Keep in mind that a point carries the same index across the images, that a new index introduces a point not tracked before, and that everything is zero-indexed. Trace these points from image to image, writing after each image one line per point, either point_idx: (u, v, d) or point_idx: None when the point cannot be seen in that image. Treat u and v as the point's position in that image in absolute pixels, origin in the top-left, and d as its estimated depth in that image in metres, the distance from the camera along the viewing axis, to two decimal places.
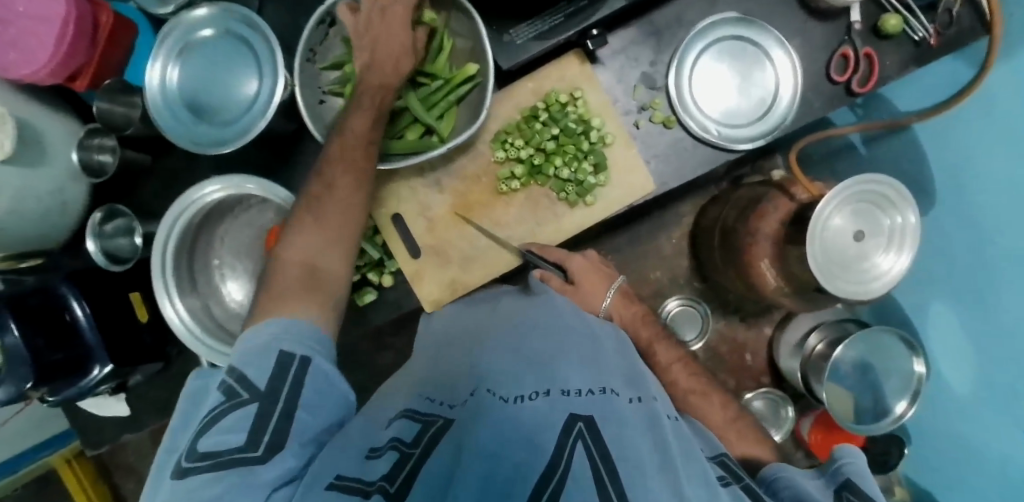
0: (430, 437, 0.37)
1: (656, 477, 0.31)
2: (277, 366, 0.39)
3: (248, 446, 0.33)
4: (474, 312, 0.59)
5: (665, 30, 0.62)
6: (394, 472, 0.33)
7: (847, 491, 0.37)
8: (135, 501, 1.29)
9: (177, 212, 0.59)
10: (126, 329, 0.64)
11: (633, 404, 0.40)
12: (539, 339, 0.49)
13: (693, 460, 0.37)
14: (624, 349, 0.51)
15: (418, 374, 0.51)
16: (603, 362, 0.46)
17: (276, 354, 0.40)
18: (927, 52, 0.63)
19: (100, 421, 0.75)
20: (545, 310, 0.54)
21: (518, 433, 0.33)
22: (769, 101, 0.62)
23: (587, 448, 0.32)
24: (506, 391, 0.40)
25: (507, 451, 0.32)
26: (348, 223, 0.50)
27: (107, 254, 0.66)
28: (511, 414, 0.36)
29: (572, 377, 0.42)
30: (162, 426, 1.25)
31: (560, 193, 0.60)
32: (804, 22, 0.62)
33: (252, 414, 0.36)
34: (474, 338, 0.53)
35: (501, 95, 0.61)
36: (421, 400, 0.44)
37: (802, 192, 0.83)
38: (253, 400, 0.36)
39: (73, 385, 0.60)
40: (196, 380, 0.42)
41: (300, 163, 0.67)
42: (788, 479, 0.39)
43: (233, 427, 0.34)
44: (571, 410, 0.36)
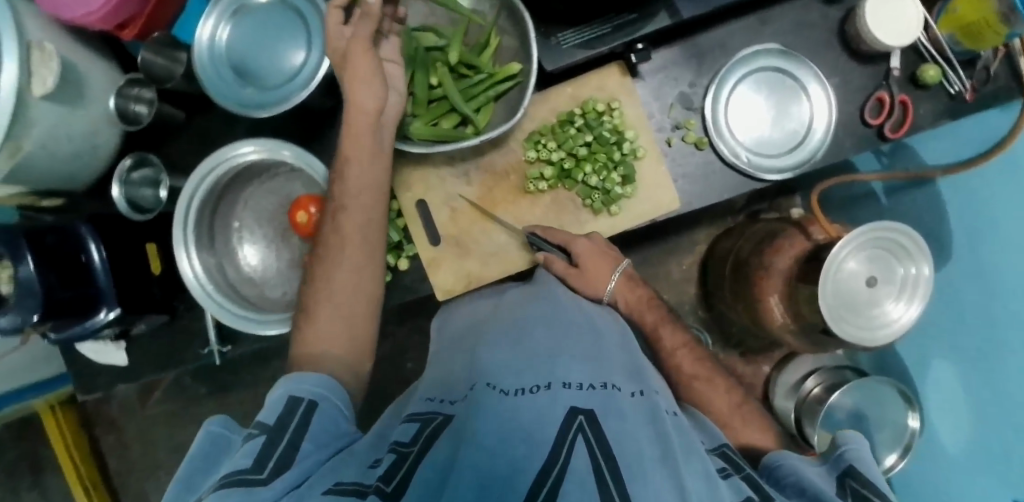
0: (430, 433, 0.38)
1: (653, 470, 0.33)
2: (285, 409, 0.41)
3: (253, 467, 0.34)
4: (484, 305, 0.59)
5: (707, 54, 0.63)
6: (392, 472, 0.33)
7: (849, 477, 0.40)
8: (112, 456, 1.27)
9: (204, 172, 0.59)
10: (139, 280, 0.64)
11: (634, 399, 0.41)
12: (542, 331, 0.49)
13: (694, 454, 0.38)
14: (628, 344, 0.52)
15: (430, 374, 0.52)
16: (605, 357, 0.46)
17: (286, 400, 0.42)
18: (960, 107, 0.65)
19: (96, 368, 0.75)
20: (547, 304, 0.55)
21: (519, 426, 0.34)
22: (802, 136, 0.63)
23: (587, 443, 0.32)
24: (506, 384, 0.40)
25: (511, 444, 0.32)
26: (360, 285, 0.54)
27: (130, 203, 0.66)
28: (511, 407, 0.37)
29: (571, 369, 0.42)
30: (151, 384, 1.24)
31: (586, 200, 0.61)
32: (844, 63, 0.64)
33: (260, 444, 0.37)
34: (476, 331, 0.53)
35: (539, 98, 0.61)
36: (421, 402, 0.46)
37: (819, 233, 0.83)
38: (262, 433, 0.38)
39: (78, 324, 0.60)
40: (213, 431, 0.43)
41: (333, 138, 0.67)
42: (791, 466, 0.44)
43: (244, 455, 0.35)
44: (571, 403, 0.37)
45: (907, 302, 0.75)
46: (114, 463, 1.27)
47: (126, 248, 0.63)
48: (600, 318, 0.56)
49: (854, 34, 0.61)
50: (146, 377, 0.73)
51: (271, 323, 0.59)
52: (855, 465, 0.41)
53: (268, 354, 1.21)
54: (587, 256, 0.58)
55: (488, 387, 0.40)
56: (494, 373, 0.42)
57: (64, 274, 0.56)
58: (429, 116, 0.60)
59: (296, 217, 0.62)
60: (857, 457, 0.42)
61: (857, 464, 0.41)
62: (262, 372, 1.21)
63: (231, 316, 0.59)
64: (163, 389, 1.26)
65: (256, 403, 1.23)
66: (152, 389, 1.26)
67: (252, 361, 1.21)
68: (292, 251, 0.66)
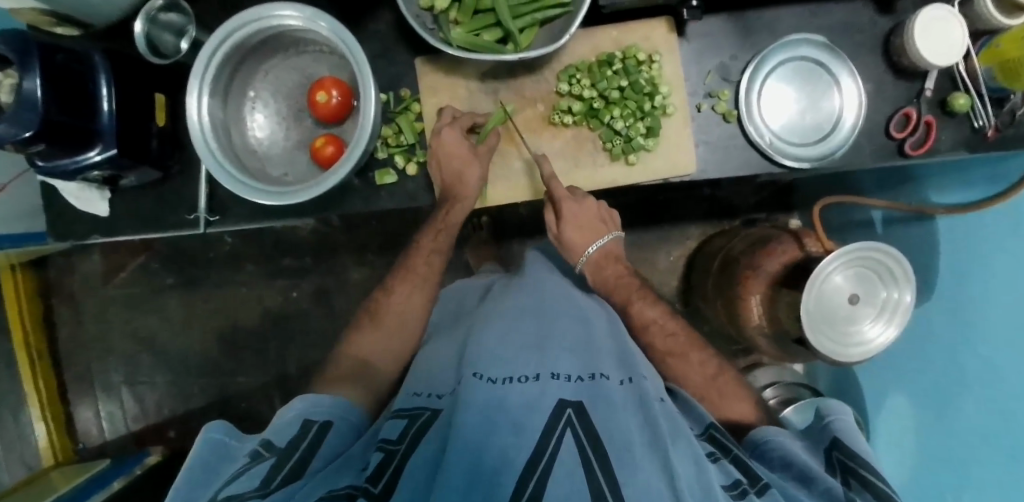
0: (415, 430, 0.47)
1: (641, 450, 0.41)
2: (298, 432, 0.50)
3: (261, 485, 0.41)
4: (496, 295, 0.67)
5: (754, 32, 0.63)
6: (379, 473, 0.41)
7: (836, 449, 0.51)
8: (64, 330, 1.24)
9: (217, 41, 0.57)
10: (138, 126, 0.62)
11: (623, 387, 0.49)
12: (532, 328, 0.56)
13: (681, 438, 0.45)
14: (616, 332, 0.60)
15: (421, 369, 0.60)
16: (595, 350, 0.54)
17: (301, 423, 0.51)
18: (980, 143, 0.63)
19: (72, 213, 0.71)
20: (539, 298, 0.62)
21: (506, 413, 0.42)
22: (827, 129, 0.63)
23: (575, 434, 0.40)
24: (493, 374, 0.47)
25: (502, 433, 0.40)
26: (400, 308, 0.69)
27: (150, 44, 0.64)
28: (500, 397, 0.44)
29: (562, 362, 0.50)
30: (122, 264, 1.22)
31: (607, 142, 0.63)
32: (882, 73, 0.64)
33: (270, 463, 0.44)
34: (466, 334, 0.62)
35: (583, 34, 0.63)
36: (409, 396, 0.54)
37: (814, 245, 0.81)
38: (273, 455, 0.45)
39: (70, 157, 0.58)
40: (210, 431, 0.49)
41: (367, 31, 0.65)
42: (779, 444, 0.51)
43: (255, 473, 0.42)
44: (561, 396, 0.44)
45: (886, 324, 0.73)
46: (64, 336, 1.24)
47: (133, 92, 0.61)
48: (593, 312, 0.63)
49: (899, 45, 0.61)
50: (124, 235, 0.71)
51: (266, 194, 0.57)
52: (841, 439, 0.51)
53: (243, 256, 1.20)
54: (570, 218, 0.65)
55: (476, 379, 0.47)
56: (481, 365, 0.49)
57: (65, 97, 0.54)
58: (472, 25, 0.60)
59: (316, 96, 0.62)
60: (843, 430, 0.53)
61: (844, 438, 0.51)
62: (233, 272, 1.21)
63: (228, 178, 0.57)
64: (130, 271, 1.23)
65: (222, 303, 1.22)
66: (118, 269, 1.23)
67: (231, 260, 1.21)
68: (301, 132, 0.67)
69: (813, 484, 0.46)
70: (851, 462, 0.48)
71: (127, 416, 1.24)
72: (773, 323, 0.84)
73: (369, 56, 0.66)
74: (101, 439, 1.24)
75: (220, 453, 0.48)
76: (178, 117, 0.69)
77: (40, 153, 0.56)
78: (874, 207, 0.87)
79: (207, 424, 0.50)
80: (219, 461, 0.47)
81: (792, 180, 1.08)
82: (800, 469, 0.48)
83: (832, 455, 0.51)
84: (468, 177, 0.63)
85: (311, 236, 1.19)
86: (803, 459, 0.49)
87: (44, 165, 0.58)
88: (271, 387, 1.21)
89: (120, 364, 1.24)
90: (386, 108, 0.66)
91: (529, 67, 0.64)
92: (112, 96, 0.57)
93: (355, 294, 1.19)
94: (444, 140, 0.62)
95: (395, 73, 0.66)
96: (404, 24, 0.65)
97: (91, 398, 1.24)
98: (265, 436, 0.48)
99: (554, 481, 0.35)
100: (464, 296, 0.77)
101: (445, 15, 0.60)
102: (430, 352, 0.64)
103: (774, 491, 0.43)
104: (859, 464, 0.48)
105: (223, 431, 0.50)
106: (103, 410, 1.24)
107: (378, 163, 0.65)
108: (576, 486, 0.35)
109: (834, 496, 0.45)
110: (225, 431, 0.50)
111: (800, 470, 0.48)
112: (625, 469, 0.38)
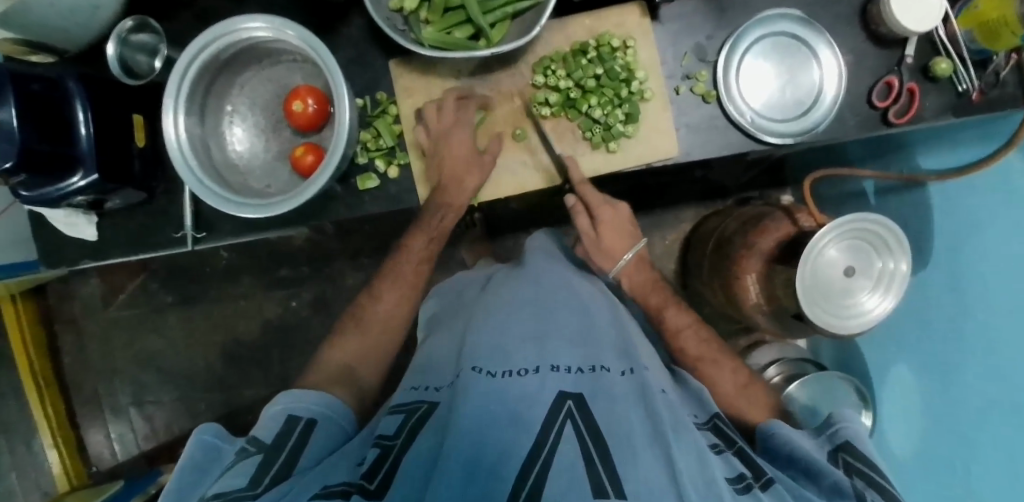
0: (412, 425, 0.47)
1: (641, 443, 0.40)
2: (284, 428, 0.50)
3: (249, 485, 0.41)
4: (494, 287, 0.67)
5: (729, 9, 0.62)
6: (375, 469, 0.41)
7: (844, 452, 0.50)
8: (69, 354, 1.25)
9: (189, 57, 0.57)
10: (119, 149, 0.62)
11: (624, 378, 0.49)
12: (529, 320, 0.56)
13: (684, 430, 0.45)
14: (617, 322, 0.60)
15: (419, 365, 0.61)
16: (593, 340, 0.54)
17: (286, 418, 0.52)
18: (965, 106, 0.62)
19: (61, 239, 0.71)
20: (534, 288, 0.62)
21: (505, 408, 0.42)
22: (808, 103, 0.63)
23: (575, 426, 0.40)
24: (492, 368, 0.47)
25: (499, 429, 0.39)
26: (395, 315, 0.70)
27: (124, 65, 0.65)
28: (499, 392, 0.44)
29: (561, 356, 0.50)
30: (121, 285, 1.23)
31: (586, 132, 0.63)
32: (861, 42, 0.63)
33: (256, 461, 0.45)
34: (463, 327, 0.62)
35: (557, 24, 0.63)
36: (407, 391, 0.55)
37: (807, 221, 0.81)
38: (259, 452, 0.46)
39: (51, 184, 0.58)
40: (201, 435, 0.49)
41: (340, 36, 0.65)
42: (786, 438, 0.51)
43: (239, 472, 0.43)
44: (561, 388, 0.45)
45: (882, 295, 0.72)
46: (69, 361, 1.25)
47: (111, 114, 0.61)
48: (590, 298, 0.63)
49: (877, 13, 0.60)
50: (115, 257, 0.71)
51: (248, 207, 0.57)
52: (850, 442, 0.50)
53: (239, 270, 1.21)
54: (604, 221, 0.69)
55: (474, 373, 0.47)
56: (479, 359, 0.49)
57: (42, 125, 0.53)
58: (442, 24, 0.59)
59: (292, 106, 0.62)
60: (853, 436, 0.51)
61: (854, 440, 0.50)
62: (231, 287, 1.22)
63: (207, 190, 0.57)
64: (129, 293, 1.23)
65: (222, 319, 1.23)
66: (117, 291, 1.24)
67: (228, 275, 1.21)
68: (281, 142, 0.67)
69: (819, 479, 0.46)
70: (858, 464, 0.47)
71: (138, 436, 1.25)
72: (770, 302, 0.83)
73: (343, 62, 0.65)
74: (114, 461, 1.25)
75: (209, 453, 0.48)
76: (158, 135, 0.69)
77: (23, 182, 0.57)
78: (864, 178, 0.86)
79: (197, 428, 0.50)
80: (207, 464, 0.47)
81: (783, 157, 1.07)
82: (806, 466, 0.47)
83: (839, 457, 0.49)
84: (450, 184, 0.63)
85: (305, 246, 1.19)
86: (809, 454, 0.48)
87: (27, 195, 0.59)
88: (276, 399, 1.22)
89: (126, 385, 1.25)
90: (364, 113, 0.66)
91: (504, 62, 0.64)
92: (89, 120, 0.57)
93: (354, 300, 1.20)
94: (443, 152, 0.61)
95: (370, 78, 0.66)
96: (376, 27, 0.64)
97: (101, 421, 1.25)
98: (250, 434, 0.49)
99: (555, 475, 0.35)
100: (460, 289, 0.77)
101: (415, 16, 0.60)
102: (427, 348, 0.64)
103: (779, 486, 0.42)
104: (868, 466, 0.47)
105: (213, 432, 0.50)
106: (114, 432, 1.25)
107: (360, 168, 0.65)
108: (576, 478, 0.35)
109: (840, 490, 0.44)
110: (214, 434, 0.50)
111: (806, 466, 0.47)
112: (625, 462, 0.37)
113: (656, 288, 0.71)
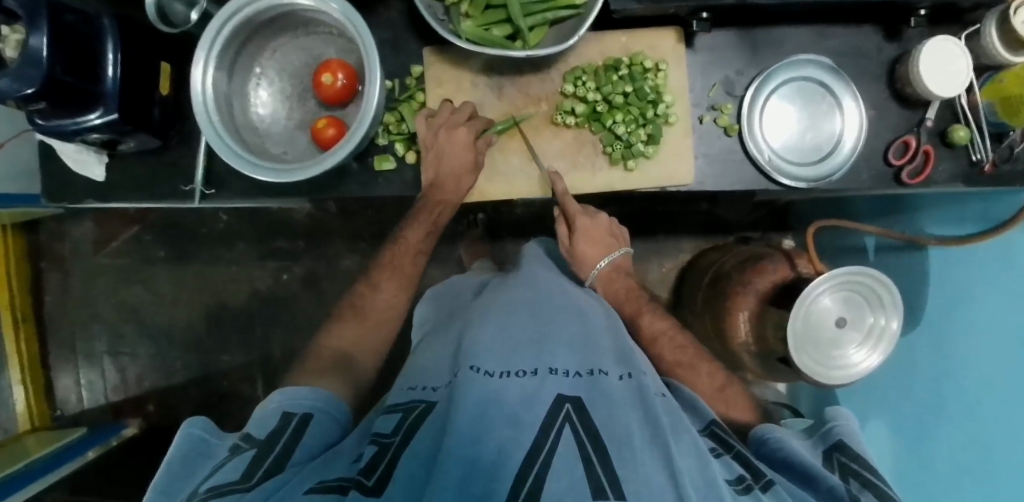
0: (408, 424, 0.47)
1: (641, 446, 0.41)
2: (278, 424, 0.50)
3: (240, 479, 0.41)
4: (499, 287, 0.68)
5: (761, 49, 0.64)
6: (372, 466, 0.41)
7: (839, 451, 0.52)
8: (51, 294, 1.23)
9: (227, 13, 0.57)
10: (141, 93, 0.62)
11: (622, 380, 0.50)
12: (529, 322, 0.56)
13: (682, 432, 0.46)
14: (615, 328, 0.60)
15: (418, 363, 0.61)
16: (594, 342, 0.54)
17: (281, 413, 0.52)
18: (976, 176, 0.64)
19: (68, 177, 0.71)
20: (536, 292, 0.62)
21: (503, 412, 0.42)
22: (826, 151, 0.64)
23: (574, 429, 0.41)
24: (490, 369, 0.48)
25: (498, 432, 0.40)
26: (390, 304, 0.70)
27: (160, 12, 0.62)
28: (497, 395, 0.44)
29: (559, 357, 0.50)
30: (115, 233, 1.22)
31: (607, 146, 0.64)
32: (885, 100, 0.64)
33: (249, 456, 0.45)
34: (463, 326, 0.62)
35: (592, 38, 0.64)
36: (404, 392, 0.55)
37: (806, 267, 0.83)
38: (252, 448, 0.46)
39: (70, 118, 0.58)
40: (190, 428, 0.49)
41: (378, 17, 0.66)
42: (779, 441, 0.53)
43: (233, 468, 0.43)
44: (560, 391, 0.45)
45: (870, 351, 0.73)
46: (50, 301, 1.23)
47: (140, 59, 0.61)
48: (591, 306, 0.63)
49: (903, 72, 0.62)
50: (118, 201, 0.71)
51: (264, 170, 0.57)
52: (845, 442, 0.53)
53: (236, 235, 1.20)
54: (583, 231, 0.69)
55: (474, 373, 0.47)
56: (478, 360, 0.50)
57: (70, 58, 0.53)
58: (482, 20, 0.60)
59: (322, 77, 0.62)
60: (846, 434, 0.54)
61: (848, 440, 0.53)
62: (225, 251, 1.21)
63: (228, 153, 0.57)
64: (122, 242, 1.22)
65: (211, 281, 1.22)
66: (110, 238, 1.22)
67: (223, 239, 1.20)
68: (304, 112, 0.67)
69: (816, 481, 0.47)
70: (854, 464, 0.50)
71: (107, 386, 1.23)
72: (759, 341, 0.84)
73: (378, 42, 0.66)
74: (80, 408, 1.23)
75: (198, 447, 0.48)
76: (182, 87, 0.69)
77: (40, 112, 0.56)
78: (867, 233, 0.87)
79: (185, 420, 0.50)
80: (203, 458, 0.47)
81: (789, 203, 1.09)
82: (803, 469, 0.48)
83: (835, 457, 0.52)
84: (463, 179, 0.63)
85: (306, 220, 1.18)
86: (805, 457, 0.50)
87: (43, 124, 0.58)
88: (253, 369, 1.20)
89: (104, 333, 1.23)
90: (391, 95, 0.66)
91: (536, 66, 0.65)
92: (117, 61, 0.57)
93: (346, 281, 1.19)
94: (461, 140, 0.62)
95: (402, 61, 0.66)
96: (415, 13, 0.65)
97: (73, 365, 1.24)
98: (244, 429, 0.49)
99: (553, 480, 0.36)
100: (458, 292, 0.78)
101: (457, 7, 0.60)
102: (426, 348, 0.65)
103: (778, 488, 0.44)
104: (862, 466, 0.49)
105: (202, 426, 0.50)
106: (83, 378, 1.23)
107: (379, 148, 0.66)
108: (575, 481, 0.36)
109: (835, 495, 0.45)
110: (204, 427, 0.50)
111: (804, 470, 0.49)
112: (624, 464, 0.38)
113: (649, 313, 0.71)
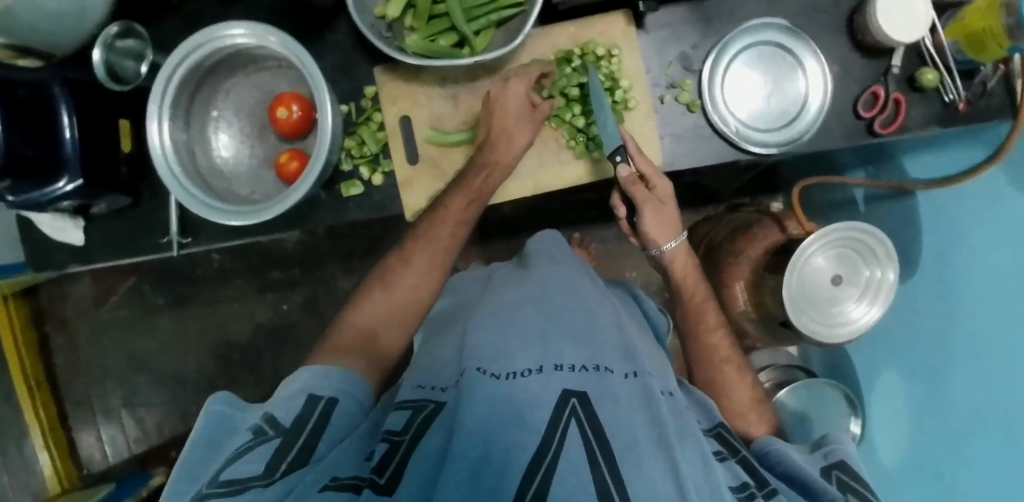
0: (420, 421, 0.45)
1: (646, 447, 0.41)
2: (305, 403, 0.47)
3: (263, 474, 0.39)
4: (503, 283, 0.68)
5: (714, 18, 0.63)
6: (384, 464, 0.40)
7: (838, 469, 0.51)
8: (60, 355, 1.25)
9: (176, 61, 0.57)
10: (104, 154, 0.61)
11: (627, 379, 0.49)
12: (531, 318, 0.55)
13: (689, 435, 0.46)
14: (618, 322, 0.60)
15: (419, 365, 0.60)
16: (597, 338, 0.54)
17: (306, 395, 0.48)
18: (951, 117, 0.62)
19: (47, 246, 0.71)
20: (535, 288, 0.62)
21: (511, 408, 0.42)
22: (794, 113, 0.63)
23: (580, 425, 0.41)
24: (496, 369, 0.47)
25: (504, 430, 0.39)
26: None
27: (109, 70, 0.64)
28: (506, 392, 0.44)
29: (565, 353, 0.49)
30: (114, 286, 1.23)
31: (571, 140, 0.64)
32: (848, 53, 0.63)
33: (274, 446, 0.42)
34: (464, 329, 0.61)
35: (541, 33, 0.63)
36: (414, 388, 0.53)
37: (796, 228, 0.80)
38: (275, 436, 0.43)
39: (38, 189, 0.58)
40: (219, 404, 0.47)
41: (327, 43, 0.65)
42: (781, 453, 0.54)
43: (255, 458, 0.40)
44: (565, 386, 0.45)
45: (869, 304, 0.71)
46: (61, 363, 1.25)
47: (98, 118, 0.60)
48: (594, 299, 0.62)
49: (862, 23, 0.60)
50: (100, 263, 0.71)
51: (231, 215, 0.57)
52: (846, 461, 0.51)
53: (230, 273, 1.21)
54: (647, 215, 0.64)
55: (480, 373, 0.46)
56: (484, 360, 0.49)
57: (28, 131, 0.54)
58: (427, 31, 0.60)
59: (277, 112, 0.62)
60: (846, 455, 0.52)
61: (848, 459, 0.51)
62: (223, 289, 1.22)
63: (195, 201, 0.57)
64: (122, 294, 1.24)
65: (214, 321, 1.23)
66: (109, 293, 1.24)
67: (218, 277, 1.21)
68: (266, 148, 0.67)
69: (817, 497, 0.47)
70: (852, 483, 0.49)
71: (129, 440, 1.25)
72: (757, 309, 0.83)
73: (330, 69, 0.66)
74: (105, 463, 1.25)
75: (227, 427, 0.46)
76: (144, 141, 0.69)
77: (8, 188, 0.56)
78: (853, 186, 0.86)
79: (212, 395, 0.48)
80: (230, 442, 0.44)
81: (775, 163, 1.07)
82: (802, 481, 0.49)
83: (832, 473, 0.51)
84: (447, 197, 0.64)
85: (296, 247, 1.19)
86: (806, 470, 0.50)
87: (14, 199, 0.58)
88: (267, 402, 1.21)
89: (119, 387, 1.25)
90: (349, 119, 0.66)
91: (489, 69, 0.64)
92: (74, 125, 0.57)
93: (345, 301, 1.20)
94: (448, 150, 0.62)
95: (357, 84, 0.66)
96: (363, 35, 0.65)
97: (92, 423, 1.25)
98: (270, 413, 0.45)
99: (558, 481, 0.35)
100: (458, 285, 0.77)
101: (400, 23, 0.60)
102: (427, 350, 0.64)
103: (780, 496, 0.44)
104: (862, 486, 0.48)
105: (229, 403, 0.48)
106: (105, 434, 1.25)
107: (344, 175, 0.66)
108: (581, 480, 0.36)
109: None
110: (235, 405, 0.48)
111: (803, 482, 0.49)
112: (631, 468, 0.38)
113: None
